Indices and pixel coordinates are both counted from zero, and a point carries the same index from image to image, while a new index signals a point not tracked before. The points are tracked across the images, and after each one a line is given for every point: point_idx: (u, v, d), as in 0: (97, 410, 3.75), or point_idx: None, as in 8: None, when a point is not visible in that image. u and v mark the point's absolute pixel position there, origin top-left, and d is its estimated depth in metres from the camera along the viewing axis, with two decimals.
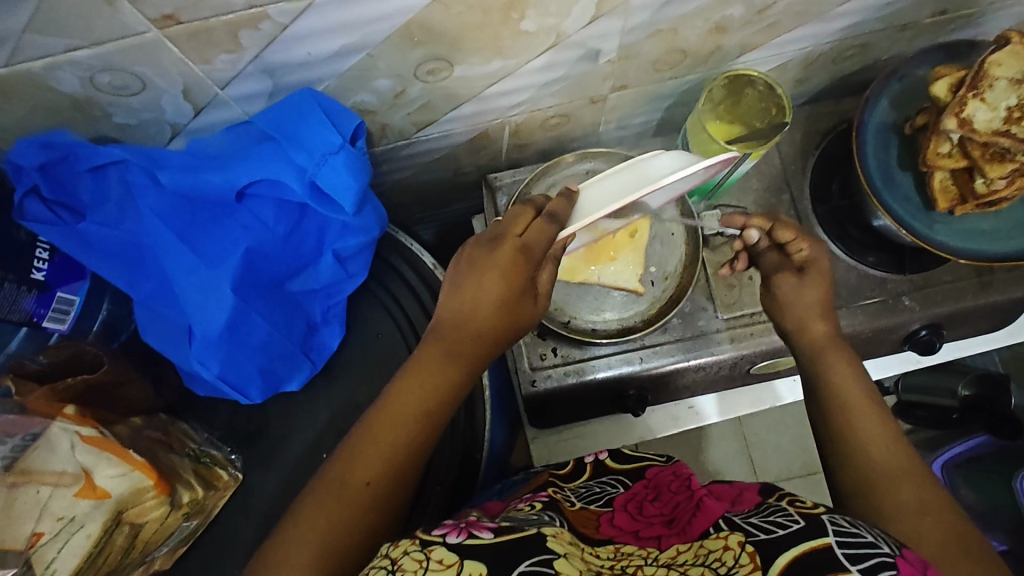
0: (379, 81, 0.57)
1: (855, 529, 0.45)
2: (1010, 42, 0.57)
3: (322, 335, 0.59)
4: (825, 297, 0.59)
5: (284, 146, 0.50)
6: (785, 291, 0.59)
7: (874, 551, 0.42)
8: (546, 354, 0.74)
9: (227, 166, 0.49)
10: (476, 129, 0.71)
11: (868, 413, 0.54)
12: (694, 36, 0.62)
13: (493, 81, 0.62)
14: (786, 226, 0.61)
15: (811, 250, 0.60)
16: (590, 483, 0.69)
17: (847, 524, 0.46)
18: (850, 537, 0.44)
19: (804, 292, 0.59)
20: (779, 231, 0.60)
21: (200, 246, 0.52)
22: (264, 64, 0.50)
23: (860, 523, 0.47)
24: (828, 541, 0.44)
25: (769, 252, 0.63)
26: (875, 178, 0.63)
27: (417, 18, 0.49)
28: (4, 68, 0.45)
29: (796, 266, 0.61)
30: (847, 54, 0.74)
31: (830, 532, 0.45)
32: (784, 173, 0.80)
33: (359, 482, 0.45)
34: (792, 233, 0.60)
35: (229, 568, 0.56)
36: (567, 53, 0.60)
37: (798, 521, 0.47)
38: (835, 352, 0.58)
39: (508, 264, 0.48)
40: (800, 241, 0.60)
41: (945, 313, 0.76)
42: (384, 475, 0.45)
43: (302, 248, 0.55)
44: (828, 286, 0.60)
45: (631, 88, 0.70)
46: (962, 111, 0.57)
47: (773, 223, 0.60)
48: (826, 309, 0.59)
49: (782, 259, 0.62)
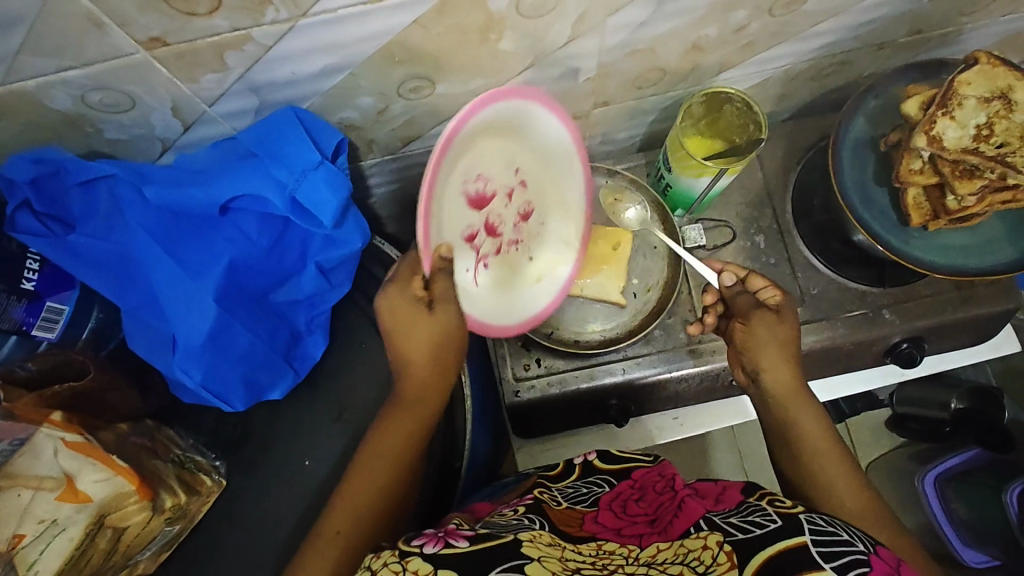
0: (363, 98, 0.59)
1: (833, 529, 0.47)
2: (978, 63, 0.59)
3: (306, 344, 0.61)
4: (790, 343, 0.61)
5: (268, 163, 0.52)
6: (770, 323, 0.61)
7: (848, 550, 0.44)
8: (530, 365, 0.75)
9: (211, 183, 0.51)
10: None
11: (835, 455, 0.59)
12: (671, 54, 0.64)
13: (475, 98, 0.63)
14: (758, 275, 0.64)
15: (783, 296, 0.62)
16: (578, 483, 0.68)
17: (825, 524, 0.48)
18: (828, 538, 0.46)
19: (778, 330, 0.61)
20: (753, 279, 0.63)
21: (185, 256, 0.53)
22: (249, 83, 0.52)
23: (836, 521, 0.49)
24: (804, 540, 0.45)
25: (741, 297, 0.64)
26: (851, 193, 0.65)
27: (396, 39, 0.51)
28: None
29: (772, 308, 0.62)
30: (827, 71, 0.75)
31: (806, 532, 0.46)
32: (767, 187, 0.81)
33: (331, 532, 0.50)
34: (765, 281, 0.63)
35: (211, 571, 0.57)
36: (546, 72, 0.61)
37: (775, 521, 0.48)
38: (797, 397, 0.60)
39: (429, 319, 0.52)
40: (757, 284, 0.63)
41: (925, 326, 0.77)
42: (351, 523, 0.51)
43: (285, 259, 0.57)
44: (794, 333, 0.62)
45: (612, 105, 0.72)
46: (933, 129, 0.58)
47: (746, 271, 0.63)
48: (795, 347, 0.62)
49: (753, 302, 0.62)
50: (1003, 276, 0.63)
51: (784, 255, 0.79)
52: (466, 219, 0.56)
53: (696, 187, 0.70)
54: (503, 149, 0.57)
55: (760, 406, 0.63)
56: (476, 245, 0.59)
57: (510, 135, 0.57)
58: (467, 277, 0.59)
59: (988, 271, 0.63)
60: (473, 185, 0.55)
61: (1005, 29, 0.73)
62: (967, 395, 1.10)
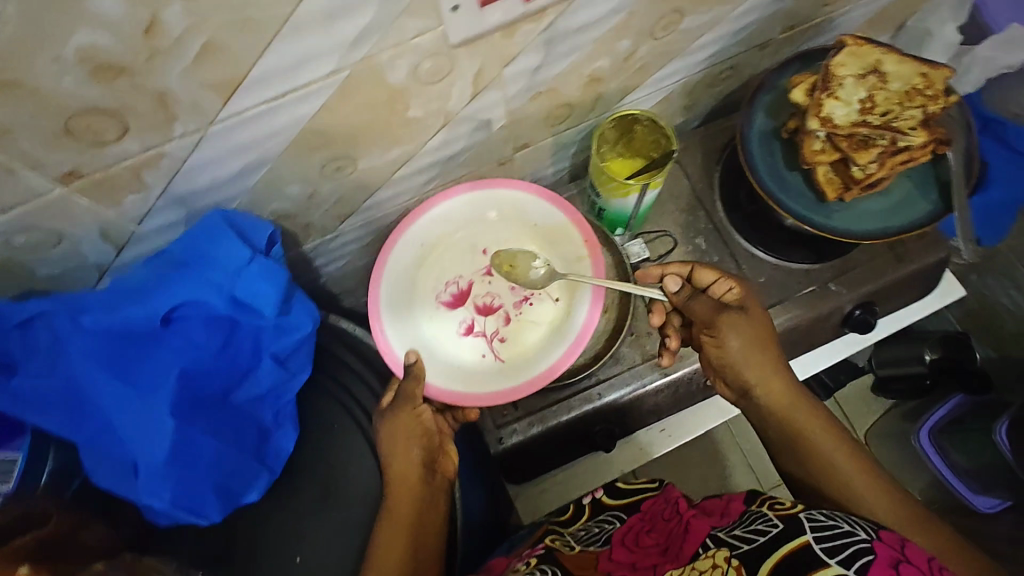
0: (290, 187, 0.61)
1: (834, 522, 0.48)
2: (846, 45, 0.64)
3: (276, 438, 0.60)
4: (767, 336, 0.63)
5: (204, 269, 0.53)
6: (735, 317, 0.62)
7: (851, 540, 0.46)
8: (508, 410, 0.75)
9: (148, 298, 0.51)
10: (400, 211, 0.75)
11: (851, 456, 0.59)
12: (573, 90, 0.67)
13: (398, 166, 0.66)
14: (704, 268, 0.67)
15: (740, 288, 0.65)
16: (590, 524, 0.69)
17: (825, 518, 0.49)
18: (830, 532, 0.47)
19: (751, 325, 0.62)
20: (698, 273, 0.66)
21: (134, 377, 0.53)
22: (174, 196, 0.53)
23: (836, 514, 0.50)
24: (807, 539, 0.47)
25: (697, 301, 0.65)
26: (768, 182, 0.68)
27: (307, 127, 0.53)
28: None
29: (736, 305, 0.64)
30: (722, 77, 0.80)
31: (807, 530, 0.48)
32: (696, 191, 0.85)
33: None
34: (712, 274, 0.66)
35: None
36: (461, 128, 0.64)
37: (776, 525, 0.50)
38: (799, 403, 0.62)
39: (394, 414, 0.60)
40: (710, 281, 0.66)
41: (871, 291, 0.80)
42: None
43: (239, 358, 0.57)
44: (767, 324, 0.63)
45: (532, 145, 0.75)
46: (822, 111, 0.63)
47: (690, 266, 0.67)
48: (772, 334, 0.63)
49: (712, 301, 0.64)
50: (925, 229, 0.67)
51: (725, 252, 0.82)
52: (452, 320, 0.71)
53: (627, 205, 0.73)
54: (458, 251, 0.73)
55: (763, 416, 0.63)
56: (478, 330, 0.71)
57: (450, 242, 0.72)
58: (485, 359, 0.70)
59: (910, 228, 0.67)
60: (446, 292, 0.71)
61: (869, 11, 0.79)
62: (938, 345, 1.15)
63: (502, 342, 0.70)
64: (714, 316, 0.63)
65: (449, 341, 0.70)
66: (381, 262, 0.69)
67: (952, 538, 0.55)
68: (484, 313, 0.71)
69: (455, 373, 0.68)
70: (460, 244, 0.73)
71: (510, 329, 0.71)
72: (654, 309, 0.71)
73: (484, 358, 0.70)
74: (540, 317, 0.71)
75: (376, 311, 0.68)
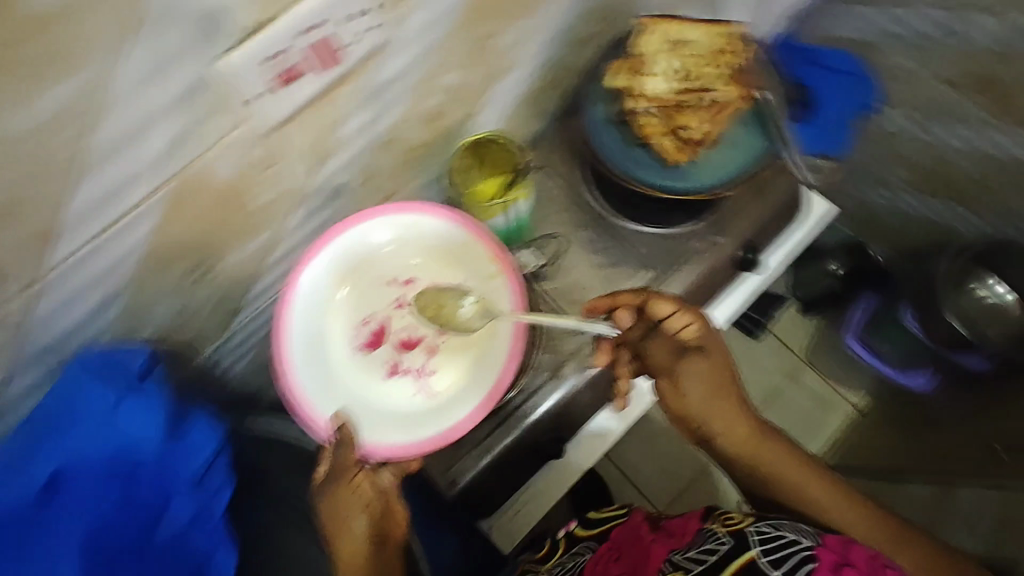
0: (158, 309, 0.59)
1: (779, 534, 0.58)
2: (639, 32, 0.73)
3: (216, 567, 0.56)
4: (722, 372, 0.69)
5: (66, 429, 0.53)
6: (698, 362, 0.68)
7: (797, 550, 0.56)
8: (452, 451, 0.75)
9: (22, 471, 0.52)
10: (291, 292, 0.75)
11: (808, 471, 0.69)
12: (416, 132, 0.69)
13: (268, 253, 0.65)
14: (663, 298, 0.67)
15: (700, 325, 0.67)
16: (564, 559, 0.74)
17: (770, 529, 0.59)
18: (776, 545, 0.57)
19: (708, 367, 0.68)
20: (655, 305, 0.67)
21: (32, 559, 0.52)
22: (28, 354, 0.51)
23: (780, 524, 0.60)
24: (755, 554, 0.57)
25: (655, 340, 0.69)
26: (620, 162, 0.72)
27: (151, 249, 0.52)
28: None
29: (694, 344, 0.68)
30: (559, 77, 0.84)
31: (755, 544, 0.58)
32: (570, 188, 0.88)
33: None
34: (671, 305, 0.67)
35: None
36: (316, 200, 0.65)
37: (726, 543, 0.60)
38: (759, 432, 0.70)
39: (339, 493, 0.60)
40: (667, 321, 0.67)
41: (747, 232, 0.86)
42: None
43: (147, 498, 0.56)
44: (723, 363, 0.69)
45: (398, 191, 0.76)
46: (638, 90, 0.72)
47: (647, 295, 0.67)
48: (725, 365, 0.70)
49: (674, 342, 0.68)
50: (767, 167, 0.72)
51: (609, 237, 0.86)
52: (376, 360, 0.70)
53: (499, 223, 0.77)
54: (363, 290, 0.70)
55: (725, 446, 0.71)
56: (405, 367, 0.69)
57: (351, 280, 0.69)
58: (417, 396, 0.68)
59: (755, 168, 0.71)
60: (362, 333, 0.69)
61: None
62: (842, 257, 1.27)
63: (432, 375, 0.69)
64: (676, 362, 0.69)
65: (373, 385, 0.69)
66: (282, 325, 0.66)
67: (896, 523, 0.65)
68: (406, 351, 0.70)
69: (392, 417, 0.67)
70: (362, 278, 0.69)
71: (436, 359, 0.69)
72: (602, 345, 0.73)
73: (417, 398, 0.68)
74: (462, 342, 0.69)
75: (289, 380, 0.65)
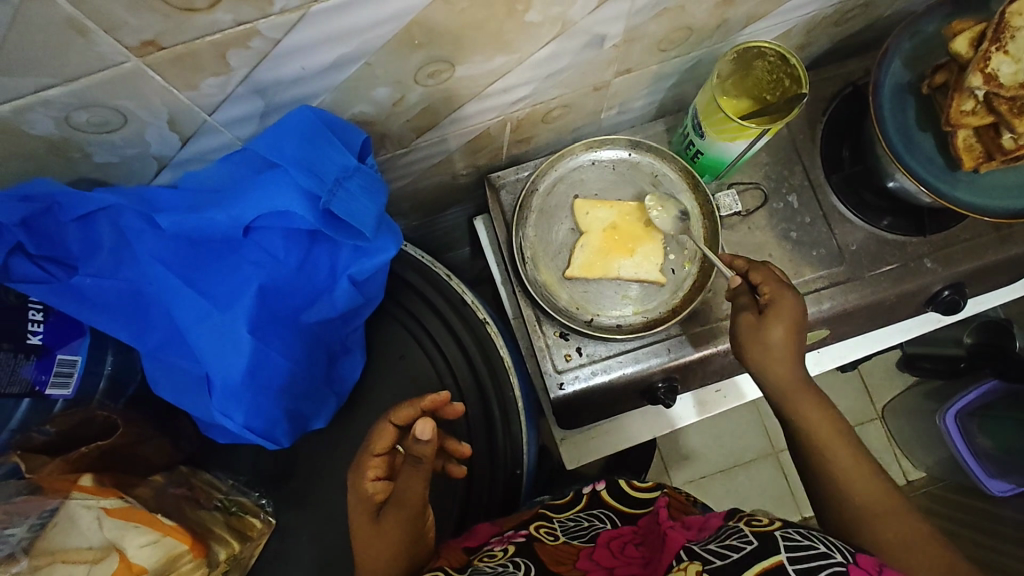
0: (378, 90, 0.53)
1: (809, 542, 0.42)
2: None
3: (342, 365, 0.57)
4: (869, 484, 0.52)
5: (291, 173, 0.45)
6: (756, 328, 0.57)
7: (827, 562, 0.40)
8: (571, 354, 0.72)
9: (231, 201, 0.44)
10: (527, 172, 0.76)
11: (869, 497, 0.51)
12: (701, 10, 0.58)
13: (493, 79, 0.58)
14: None
15: None
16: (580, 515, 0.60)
17: (801, 537, 0.43)
18: (802, 552, 0.41)
19: None
20: None
21: (207, 286, 0.47)
22: (254, 84, 0.46)
23: (812, 532, 0.44)
24: (781, 558, 0.41)
25: None
26: (896, 141, 0.62)
27: (417, 20, 0.45)
28: (81, 138, 0.46)
29: None
30: (849, 16, 0.71)
31: (782, 549, 0.42)
32: (795, 144, 0.78)
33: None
34: None
35: (322, 548, 0.57)
36: (572, 41, 0.56)
37: (751, 542, 0.43)
38: None
39: (367, 524, 0.48)
40: (779, 324, 0.56)
41: (966, 271, 0.76)
42: None
43: (316, 276, 0.51)
44: None
45: (634, 71, 0.67)
46: (987, 66, 0.55)
47: None
48: None
49: None
50: None
51: (806, 203, 0.76)
52: None
53: (729, 150, 0.66)
54: None
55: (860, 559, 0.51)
56: None
57: None
58: None
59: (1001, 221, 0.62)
60: None
61: None
62: (977, 330, 1.16)
63: None
64: None
65: None
66: None
67: None
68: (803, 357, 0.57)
69: None
70: None
71: None
72: None
73: None
74: None
75: None
